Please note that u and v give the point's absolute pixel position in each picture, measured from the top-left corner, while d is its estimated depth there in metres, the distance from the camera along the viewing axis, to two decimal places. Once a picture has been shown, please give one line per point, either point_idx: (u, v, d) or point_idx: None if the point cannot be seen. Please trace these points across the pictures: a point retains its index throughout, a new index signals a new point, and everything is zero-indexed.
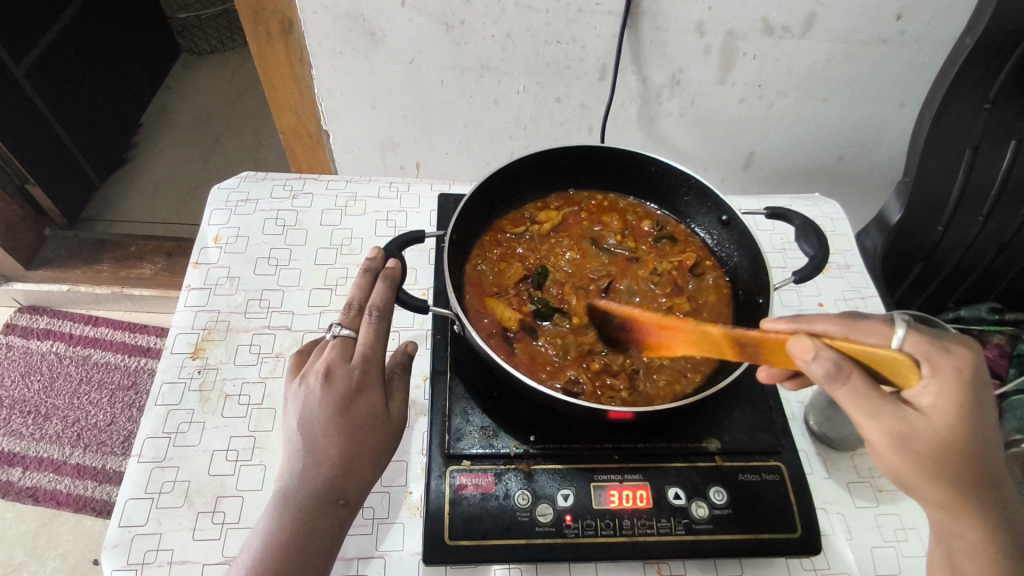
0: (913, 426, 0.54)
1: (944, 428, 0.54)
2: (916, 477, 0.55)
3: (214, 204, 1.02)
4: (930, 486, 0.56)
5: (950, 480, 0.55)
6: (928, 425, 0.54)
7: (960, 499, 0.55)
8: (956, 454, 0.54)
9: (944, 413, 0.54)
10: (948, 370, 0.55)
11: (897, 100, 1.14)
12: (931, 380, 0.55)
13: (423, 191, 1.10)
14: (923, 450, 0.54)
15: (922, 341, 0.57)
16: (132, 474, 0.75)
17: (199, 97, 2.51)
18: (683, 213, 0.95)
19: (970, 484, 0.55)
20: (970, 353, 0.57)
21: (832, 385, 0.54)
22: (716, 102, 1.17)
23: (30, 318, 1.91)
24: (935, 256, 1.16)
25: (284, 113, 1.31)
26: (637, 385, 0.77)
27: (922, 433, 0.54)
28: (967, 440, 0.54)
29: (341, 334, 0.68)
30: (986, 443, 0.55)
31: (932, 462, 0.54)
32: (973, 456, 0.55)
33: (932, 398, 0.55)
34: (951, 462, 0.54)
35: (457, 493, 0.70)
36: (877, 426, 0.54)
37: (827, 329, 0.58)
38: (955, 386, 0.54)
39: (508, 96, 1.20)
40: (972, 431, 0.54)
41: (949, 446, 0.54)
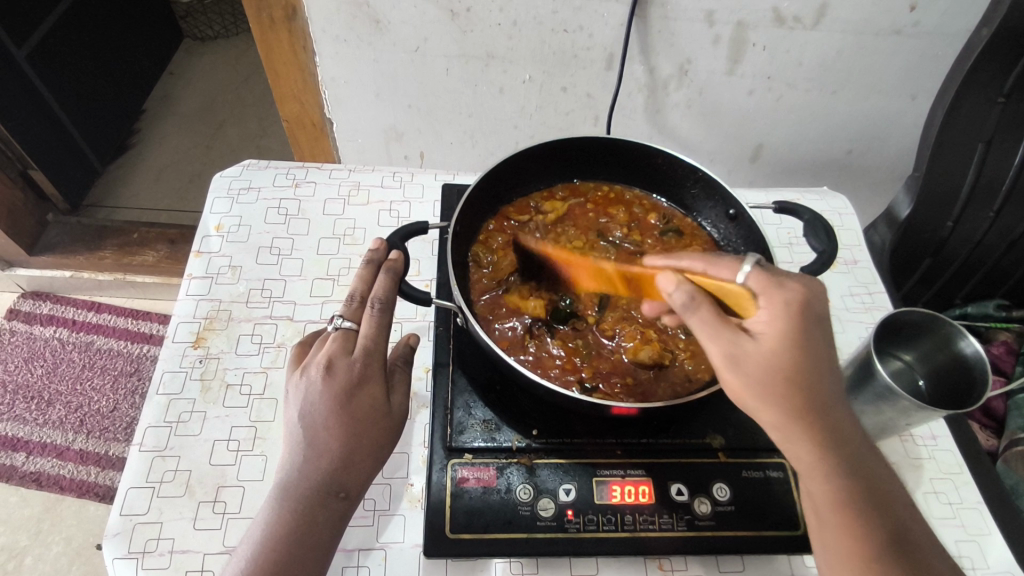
0: (745, 347, 0.57)
1: (773, 350, 0.56)
2: (749, 398, 0.57)
3: (215, 192, 1.02)
4: (767, 409, 0.57)
5: (783, 404, 0.56)
6: (759, 349, 0.57)
7: (793, 424, 0.57)
8: (787, 378, 0.56)
9: (773, 338, 0.57)
10: (779, 300, 0.58)
11: (908, 93, 1.12)
12: (764, 311, 0.58)
13: (427, 181, 1.09)
14: (756, 372, 0.56)
15: (760, 276, 0.59)
16: (133, 463, 0.75)
17: (203, 83, 2.50)
18: (690, 206, 0.94)
19: (806, 410, 0.57)
20: (803, 288, 0.59)
21: (687, 313, 0.59)
22: (725, 93, 1.16)
23: (32, 303, 1.91)
24: (943, 251, 1.15)
25: (287, 101, 1.29)
26: (646, 382, 0.76)
27: (753, 355, 0.57)
28: (795, 364, 0.56)
29: (343, 326, 0.68)
30: (820, 370, 0.57)
31: (765, 384, 0.56)
32: (805, 380, 0.56)
33: (765, 326, 0.58)
34: (782, 385, 0.56)
35: (459, 486, 0.70)
36: (714, 345, 0.57)
37: (690, 264, 0.64)
38: (785, 313, 0.57)
39: (513, 85, 1.18)
40: (799, 354, 0.56)
41: (781, 369, 0.56)
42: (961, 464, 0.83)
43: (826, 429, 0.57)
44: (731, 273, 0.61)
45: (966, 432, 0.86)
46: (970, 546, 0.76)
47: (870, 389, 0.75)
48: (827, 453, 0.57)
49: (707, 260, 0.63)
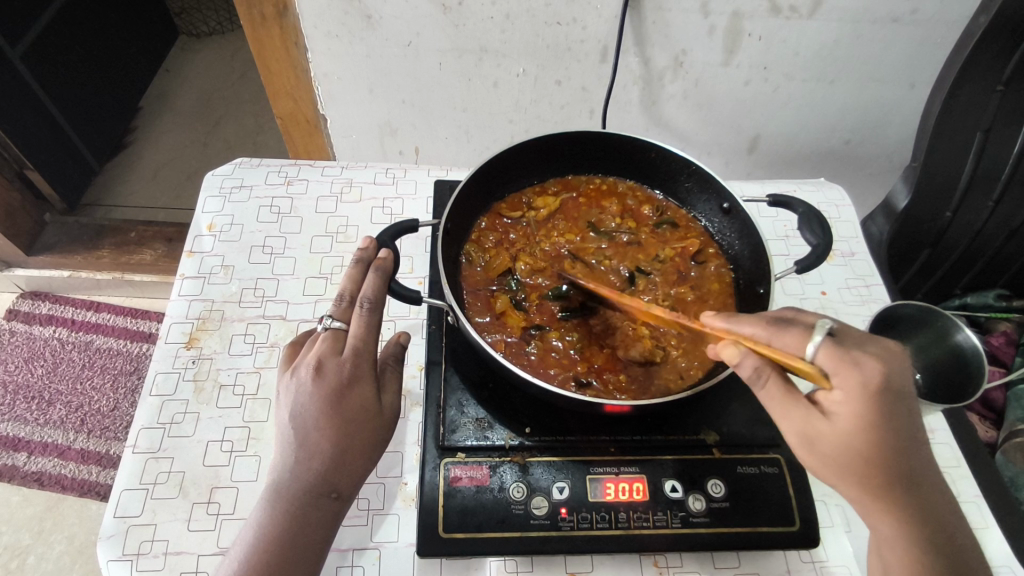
0: (820, 430, 0.56)
1: (846, 433, 0.56)
2: (828, 473, 0.58)
3: (207, 190, 1.01)
4: (846, 483, 0.58)
5: (860, 483, 0.57)
6: (833, 429, 0.56)
7: (875, 497, 0.58)
8: (866, 460, 0.56)
9: (847, 422, 0.55)
10: (853, 384, 0.54)
11: (906, 82, 1.11)
12: (838, 392, 0.55)
13: (420, 176, 1.08)
14: (830, 452, 0.57)
15: (833, 354, 0.55)
16: (127, 465, 0.75)
17: (199, 80, 2.48)
18: (684, 199, 0.92)
19: (888, 487, 0.57)
20: (881, 363, 0.55)
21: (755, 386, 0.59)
22: (720, 85, 1.15)
23: (32, 303, 1.91)
24: (943, 242, 1.14)
25: (280, 97, 1.29)
26: (639, 379, 0.75)
27: (829, 438, 0.56)
28: (873, 448, 0.55)
29: (332, 326, 0.67)
30: (904, 447, 0.56)
31: (840, 462, 0.57)
32: (890, 460, 0.56)
33: (839, 406, 0.56)
34: (861, 467, 0.56)
35: (451, 485, 0.69)
36: (788, 424, 0.58)
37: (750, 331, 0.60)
38: (859, 398, 0.54)
39: (507, 79, 1.17)
40: (882, 437, 0.55)
41: (859, 454, 0.56)
42: (959, 458, 0.82)
43: (909, 501, 0.58)
44: (802, 342, 0.57)
45: (965, 425, 0.85)
46: None
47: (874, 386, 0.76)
48: (903, 525, 0.58)
49: (772, 329, 0.59)
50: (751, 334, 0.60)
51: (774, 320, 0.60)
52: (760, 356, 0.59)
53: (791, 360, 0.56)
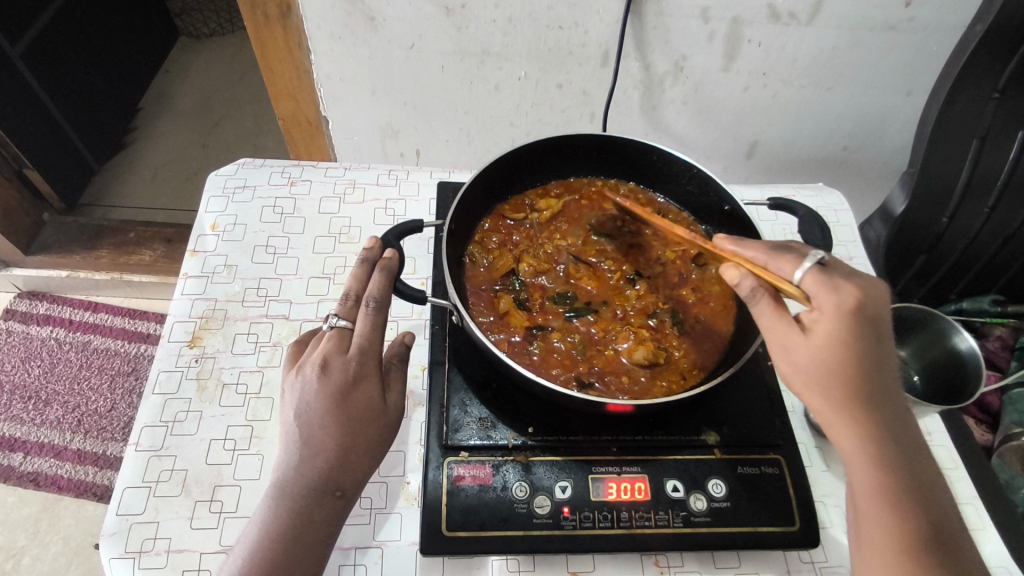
0: (793, 340, 0.59)
1: (817, 344, 0.57)
2: (800, 389, 0.60)
3: (211, 190, 1.01)
4: (813, 397, 0.59)
5: (830, 399, 0.58)
6: (808, 343, 0.58)
7: (841, 415, 0.58)
8: (837, 375, 0.57)
9: (819, 334, 0.57)
10: (831, 304, 0.57)
11: (903, 88, 1.12)
12: (818, 310, 0.58)
13: (423, 178, 1.09)
14: (802, 362, 0.58)
15: (818, 276, 0.59)
16: (129, 463, 0.75)
17: (199, 81, 2.49)
18: (685, 203, 0.93)
19: (856, 407, 0.57)
20: (863, 289, 0.58)
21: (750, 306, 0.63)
22: (720, 90, 1.16)
23: (29, 303, 1.90)
24: (939, 247, 1.15)
25: (282, 98, 1.29)
26: (641, 382, 0.76)
27: (801, 348, 0.58)
28: (843, 361, 0.57)
29: (338, 325, 0.67)
30: (872, 370, 0.57)
31: (813, 376, 0.58)
32: (860, 378, 0.57)
33: (817, 323, 0.58)
34: (830, 382, 0.57)
35: (454, 484, 0.70)
36: (768, 334, 0.61)
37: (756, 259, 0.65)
38: (836, 313, 0.57)
39: (509, 82, 1.18)
40: (850, 352, 0.57)
41: (828, 367, 0.57)
42: (957, 460, 0.83)
43: (878, 427, 0.58)
44: (792, 267, 0.61)
45: (961, 427, 0.86)
46: None
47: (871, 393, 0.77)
48: (869, 450, 0.57)
49: (770, 255, 0.64)
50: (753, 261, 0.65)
51: (774, 248, 0.64)
52: (758, 279, 0.63)
53: (784, 283, 0.61)
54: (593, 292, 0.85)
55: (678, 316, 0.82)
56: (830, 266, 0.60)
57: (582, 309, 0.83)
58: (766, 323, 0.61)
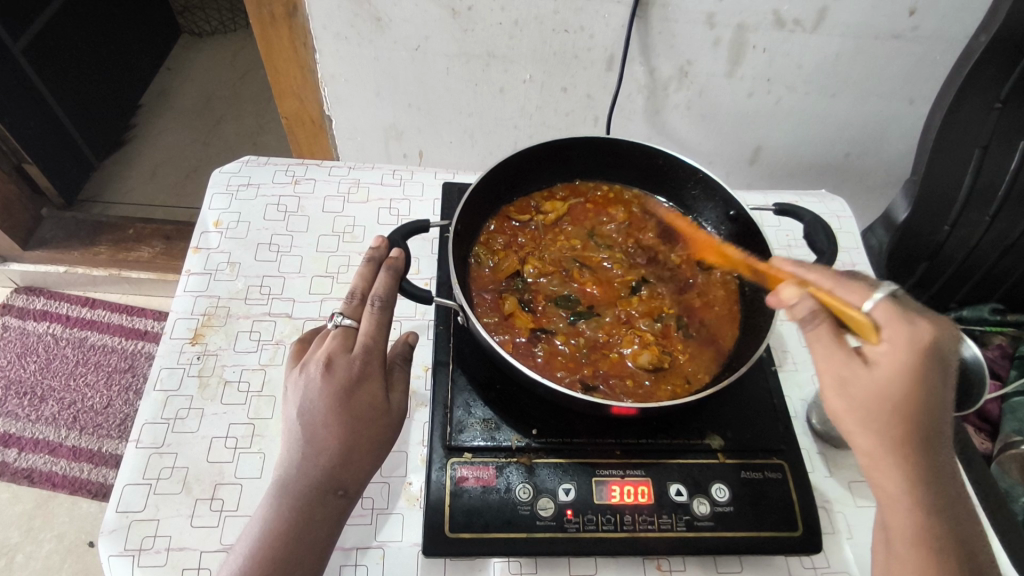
0: (856, 371, 0.58)
1: (882, 378, 0.57)
2: (849, 422, 0.59)
3: (214, 187, 1.01)
4: (862, 433, 0.59)
5: (882, 434, 0.58)
6: (872, 375, 0.58)
7: (890, 454, 0.58)
8: (893, 411, 0.57)
9: (885, 369, 0.57)
10: (903, 338, 0.57)
11: (906, 97, 1.13)
12: (886, 343, 0.58)
13: (427, 178, 1.08)
14: (860, 397, 0.58)
15: (891, 308, 0.59)
16: (130, 459, 0.75)
17: (200, 79, 2.48)
18: (690, 207, 0.93)
19: (907, 446, 0.58)
20: (934, 326, 0.58)
21: (805, 328, 0.61)
22: (724, 95, 1.16)
23: (26, 298, 1.89)
24: (940, 255, 1.16)
25: (286, 97, 1.29)
26: (645, 386, 0.75)
27: (862, 382, 0.58)
28: (905, 401, 0.57)
29: (343, 324, 0.67)
30: (931, 412, 0.58)
31: (869, 411, 0.58)
32: (918, 419, 0.57)
33: (884, 355, 0.58)
34: (886, 418, 0.57)
35: (458, 485, 0.69)
36: (826, 364, 0.59)
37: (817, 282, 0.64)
38: (906, 348, 0.57)
39: (513, 84, 1.18)
40: (913, 392, 0.57)
41: (888, 402, 0.57)
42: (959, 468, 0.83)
43: (925, 470, 0.58)
44: (859, 299, 0.61)
45: (963, 435, 0.87)
46: None
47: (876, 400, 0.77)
48: (913, 489, 0.58)
49: (836, 280, 0.63)
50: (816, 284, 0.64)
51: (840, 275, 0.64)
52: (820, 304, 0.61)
53: (847, 308, 0.60)
54: (598, 296, 0.85)
55: (682, 320, 0.82)
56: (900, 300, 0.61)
57: (587, 312, 0.82)
58: (826, 349, 0.59)
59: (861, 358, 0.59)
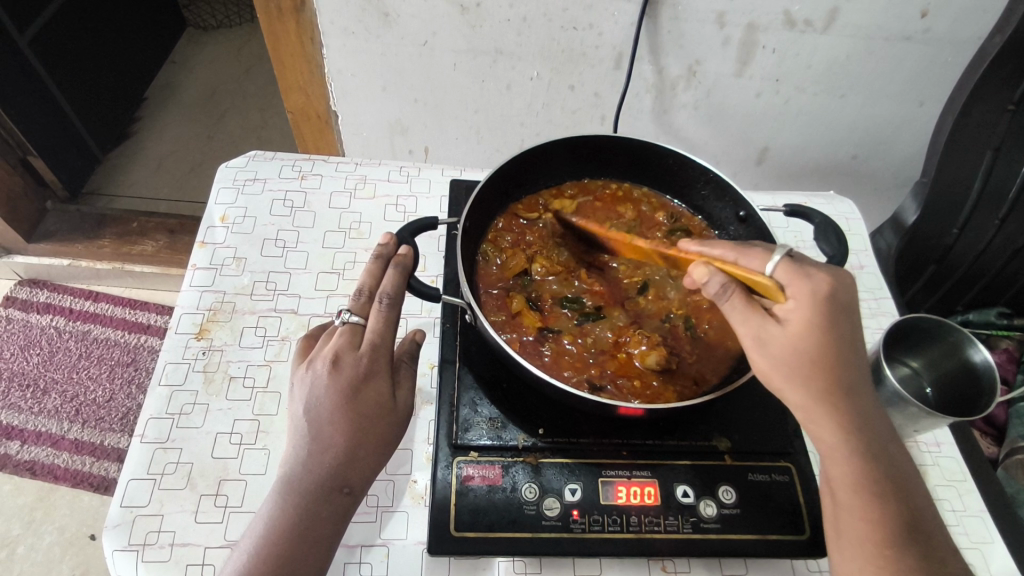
0: (771, 330, 0.61)
1: (795, 333, 0.61)
2: (775, 379, 0.62)
3: (220, 182, 1.01)
4: (789, 388, 0.62)
5: (806, 386, 0.61)
6: (785, 333, 0.61)
7: (818, 405, 0.61)
8: (812, 362, 0.60)
9: (796, 325, 0.61)
10: (806, 293, 0.61)
11: (915, 100, 1.12)
12: (792, 301, 0.62)
13: (433, 176, 1.08)
14: (780, 354, 0.61)
15: (788, 268, 0.62)
16: (134, 454, 0.74)
17: (205, 73, 2.48)
18: (699, 207, 0.93)
19: (830, 395, 0.61)
20: (832, 279, 0.62)
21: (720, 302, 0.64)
22: (733, 95, 1.15)
23: (29, 291, 1.89)
24: (948, 258, 1.15)
25: (292, 92, 1.29)
26: (653, 387, 0.75)
27: (777, 338, 0.61)
28: (819, 351, 0.60)
29: (350, 321, 0.67)
30: (846, 357, 0.61)
31: (792, 365, 0.61)
32: (836, 365, 0.61)
33: (791, 312, 0.62)
34: (807, 370, 0.60)
35: (464, 484, 0.69)
36: (742, 327, 0.63)
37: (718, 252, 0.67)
38: (811, 303, 0.61)
39: (520, 82, 1.18)
40: (826, 343, 0.60)
41: (805, 354, 0.60)
42: (966, 473, 0.83)
43: (852, 417, 0.61)
44: (761, 263, 0.64)
45: (969, 440, 0.86)
46: (973, 554, 0.76)
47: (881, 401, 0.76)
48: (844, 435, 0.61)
49: (737, 250, 0.66)
50: (721, 257, 0.67)
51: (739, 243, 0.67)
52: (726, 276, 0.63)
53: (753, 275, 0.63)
54: (606, 296, 0.84)
55: (689, 321, 0.82)
56: (797, 257, 0.64)
57: (595, 312, 0.82)
58: (742, 315, 0.62)
59: (773, 318, 0.63)
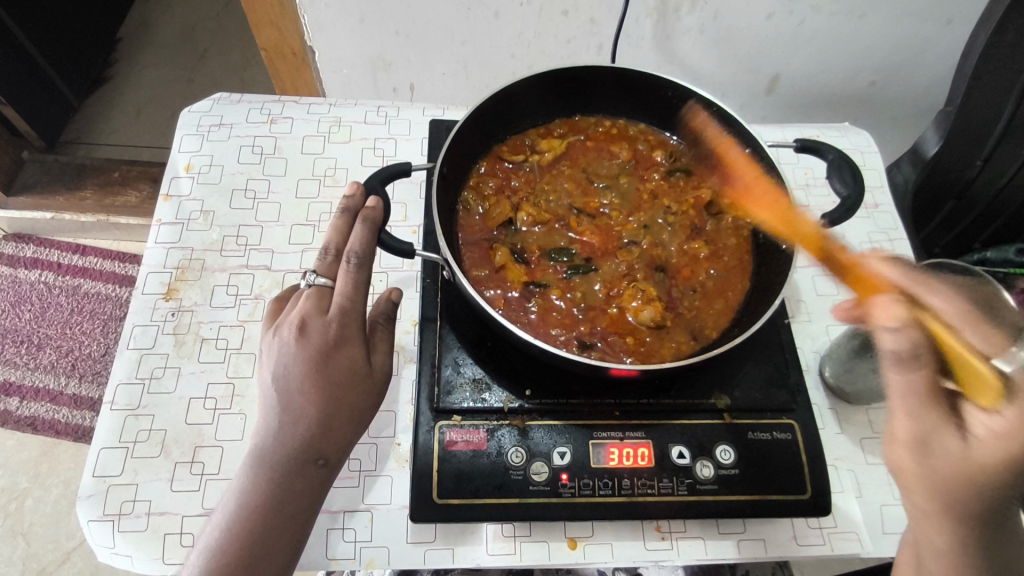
0: (942, 438, 0.52)
1: (979, 459, 0.50)
2: (918, 484, 0.54)
3: (184, 128, 0.93)
4: (927, 497, 0.54)
5: (947, 504, 0.53)
6: (960, 449, 0.51)
7: (949, 523, 0.54)
8: (973, 489, 0.51)
9: (986, 453, 0.50)
10: (1020, 422, 0.48)
11: (943, 17, 1.01)
12: (996, 421, 0.50)
13: (414, 115, 1.00)
14: (941, 469, 0.52)
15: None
16: (104, 421, 0.71)
17: (182, 9, 2.33)
18: (700, 144, 0.85)
19: (972, 521, 0.53)
20: None
21: (895, 366, 0.53)
22: (742, 18, 1.04)
23: (15, 246, 1.84)
24: (968, 194, 1.08)
25: (263, 26, 1.18)
26: (647, 343, 0.70)
27: (946, 451, 0.52)
28: (995, 484, 0.50)
29: (316, 283, 0.62)
30: (1014, 495, 0.52)
31: (946, 480, 0.52)
32: (997, 499, 0.52)
33: (986, 434, 0.50)
34: (963, 493, 0.52)
35: (446, 449, 0.66)
36: (908, 419, 0.53)
37: (938, 309, 0.55)
38: (1021, 440, 0.49)
39: (509, 8, 1.07)
40: (1009, 479, 0.50)
41: (973, 480, 0.51)
42: None
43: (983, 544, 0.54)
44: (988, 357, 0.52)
45: None
46: None
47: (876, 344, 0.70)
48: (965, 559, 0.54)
49: (955, 312, 0.55)
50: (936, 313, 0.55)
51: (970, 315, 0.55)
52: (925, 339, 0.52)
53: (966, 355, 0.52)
54: (598, 245, 0.78)
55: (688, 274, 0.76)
56: None
57: (587, 263, 0.76)
58: (913, 405, 0.52)
59: (959, 426, 0.52)
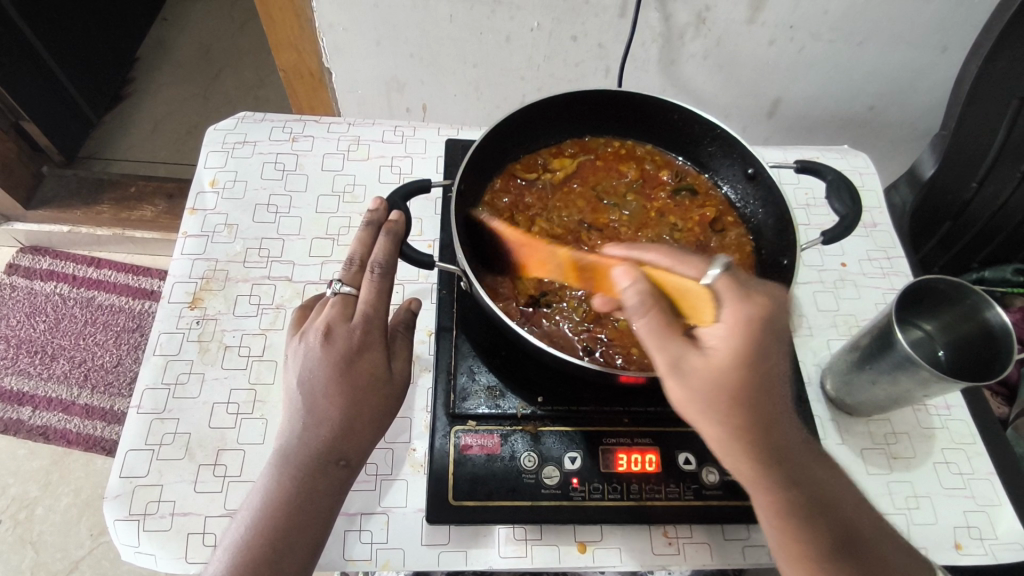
0: (691, 361, 0.53)
1: (720, 364, 0.53)
2: (693, 412, 0.54)
3: (209, 145, 0.97)
4: (708, 421, 0.54)
5: (724, 420, 0.53)
6: (704, 361, 0.53)
7: (739, 440, 0.54)
8: (736, 396, 0.53)
9: (720, 356, 0.53)
10: (739, 320, 0.53)
11: (938, 45, 1.06)
12: (722, 326, 0.54)
13: (430, 135, 1.04)
14: (700, 386, 0.53)
15: (728, 284, 0.55)
16: (131, 425, 0.74)
17: (199, 31, 2.40)
18: (705, 165, 0.89)
19: (756, 432, 0.54)
20: (769, 301, 0.55)
21: (636, 316, 0.54)
22: (744, 44, 1.09)
23: (31, 258, 1.88)
24: (965, 215, 1.11)
25: (283, 48, 1.23)
26: (653, 353, 0.74)
27: (698, 369, 0.53)
28: (741, 384, 0.53)
29: (342, 291, 0.65)
30: (767, 393, 0.54)
31: (713, 392, 0.53)
32: (756, 398, 0.53)
33: (716, 342, 0.54)
34: (729, 399, 0.53)
35: (462, 453, 0.69)
36: (657, 353, 0.54)
37: (654, 259, 0.60)
38: (741, 332, 0.53)
39: (520, 33, 1.12)
40: (748, 373, 0.53)
41: (726, 386, 0.52)
42: (974, 434, 0.81)
43: (768, 447, 0.54)
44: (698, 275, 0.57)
45: (981, 401, 0.84)
46: (979, 516, 0.75)
47: (873, 360, 0.73)
48: (766, 465, 0.54)
49: (671, 256, 0.60)
50: (652, 260, 0.60)
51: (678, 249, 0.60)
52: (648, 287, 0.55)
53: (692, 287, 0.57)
54: None
55: None
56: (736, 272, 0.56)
57: None
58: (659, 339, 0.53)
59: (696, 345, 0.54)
